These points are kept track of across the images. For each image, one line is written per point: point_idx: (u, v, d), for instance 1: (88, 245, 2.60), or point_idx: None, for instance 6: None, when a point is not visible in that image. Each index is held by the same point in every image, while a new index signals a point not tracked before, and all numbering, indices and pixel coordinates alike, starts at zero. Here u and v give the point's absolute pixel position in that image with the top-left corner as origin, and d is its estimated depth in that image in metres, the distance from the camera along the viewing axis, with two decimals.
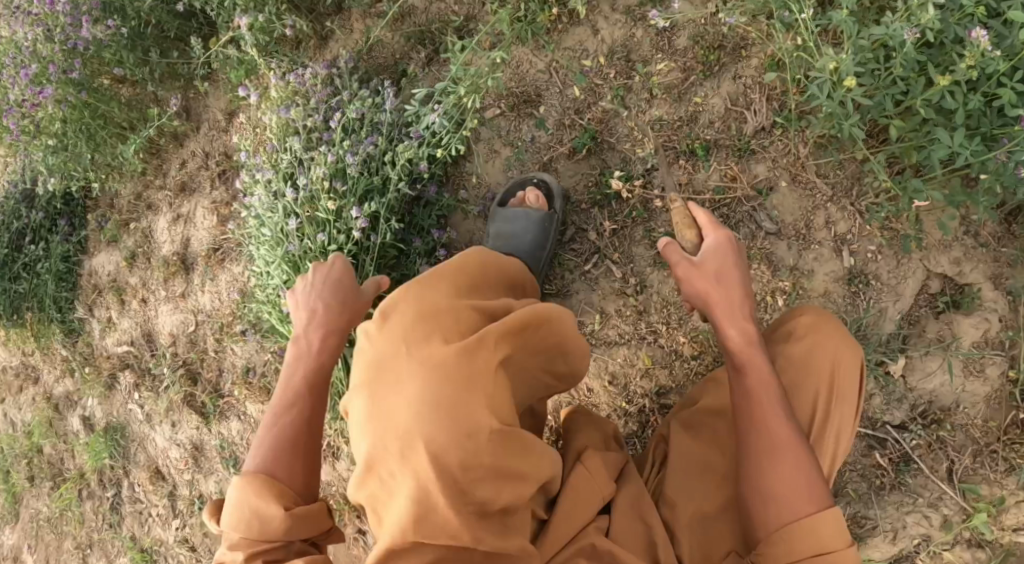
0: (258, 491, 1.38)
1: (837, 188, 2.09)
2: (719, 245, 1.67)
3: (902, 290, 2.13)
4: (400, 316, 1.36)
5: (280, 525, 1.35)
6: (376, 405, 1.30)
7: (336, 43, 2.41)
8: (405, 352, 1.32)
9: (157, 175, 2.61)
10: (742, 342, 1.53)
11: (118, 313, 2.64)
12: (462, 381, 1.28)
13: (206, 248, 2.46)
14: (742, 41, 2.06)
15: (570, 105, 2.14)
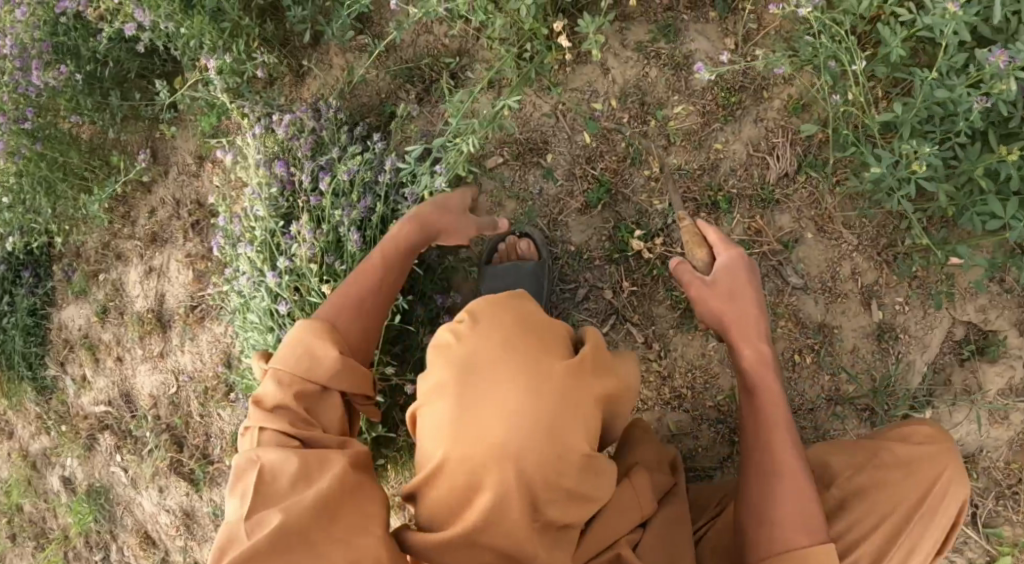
0: (321, 330, 1.38)
1: (863, 238, 1.96)
2: (731, 262, 1.70)
3: (928, 341, 2.01)
4: (494, 322, 1.34)
5: (331, 367, 1.34)
6: (461, 409, 1.26)
7: (314, 80, 2.20)
8: (499, 360, 1.30)
9: (124, 223, 2.41)
10: (757, 362, 1.58)
11: (92, 371, 2.46)
12: (568, 396, 1.28)
13: (183, 305, 2.27)
14: (762, 81, 1.90)
15: (580, 152, 1.96)
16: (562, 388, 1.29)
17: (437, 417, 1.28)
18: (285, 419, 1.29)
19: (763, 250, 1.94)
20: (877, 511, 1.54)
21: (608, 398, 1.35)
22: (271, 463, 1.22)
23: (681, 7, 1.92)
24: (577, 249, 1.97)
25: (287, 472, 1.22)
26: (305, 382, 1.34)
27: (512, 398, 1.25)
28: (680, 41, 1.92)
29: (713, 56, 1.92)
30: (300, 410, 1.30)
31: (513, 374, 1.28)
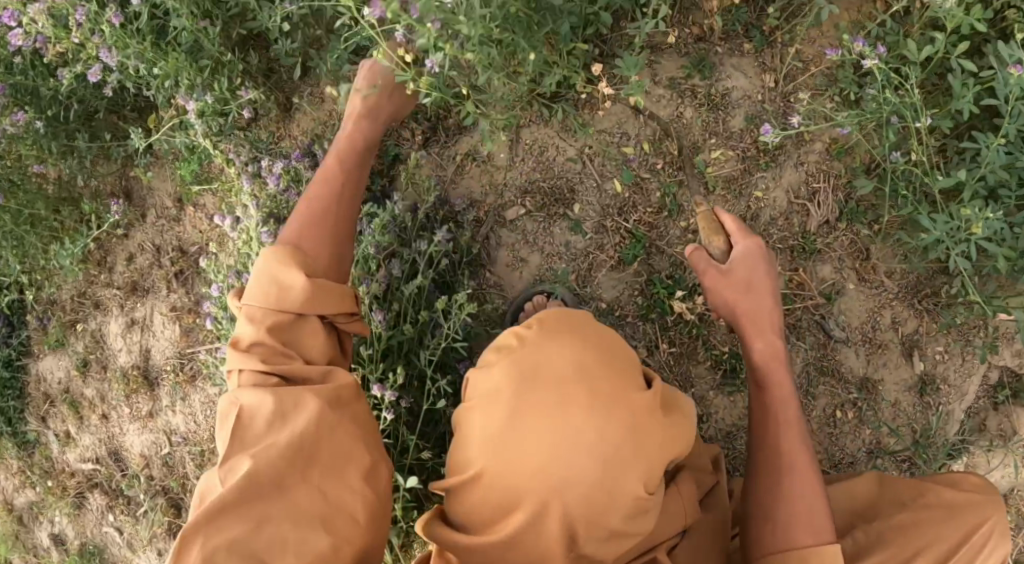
0: (284, 254, 1.32)
1: (904, 287, 1.83)
2: (749, 252, 1.57)
3: (966, 389, 1.89)
4: (558, 339, 1.24)
5: (301, 291, 1.28)
6: (517, 417, 1.17)
7: (303, 115, 2.00)
8: (567, 377, 1.20)
9: (101, 269, 2.22)
10: (769, 358, 1.51)
11: (76, 428, 2.30)
12: (632, 427, 1.17)
13: (171, 363, 2.10)
14: (802, 120, 1.75)
15: (610, 202, 1.77)
16: (632, 422, 1.18)
17: (488, 425, 1.19)
18: (259, 356, 1.26)
19: (806, 305, 1.81)
20: (910, 548, 1.44)
21: (679, 446, 1.23)
22: (248, 406, 1.21)
23: (713, 39, 1.74)
24: (608, 307, 1.78)
25: (264, 416, 1.20)
26: (278, 313, 1.29)
27: (578, 419, 1.15)
28: (715, 77, 1.74)
29: (751, 94, 1.75)
30: (276, 345, 1.27)
31: (581, 393, 1.18)
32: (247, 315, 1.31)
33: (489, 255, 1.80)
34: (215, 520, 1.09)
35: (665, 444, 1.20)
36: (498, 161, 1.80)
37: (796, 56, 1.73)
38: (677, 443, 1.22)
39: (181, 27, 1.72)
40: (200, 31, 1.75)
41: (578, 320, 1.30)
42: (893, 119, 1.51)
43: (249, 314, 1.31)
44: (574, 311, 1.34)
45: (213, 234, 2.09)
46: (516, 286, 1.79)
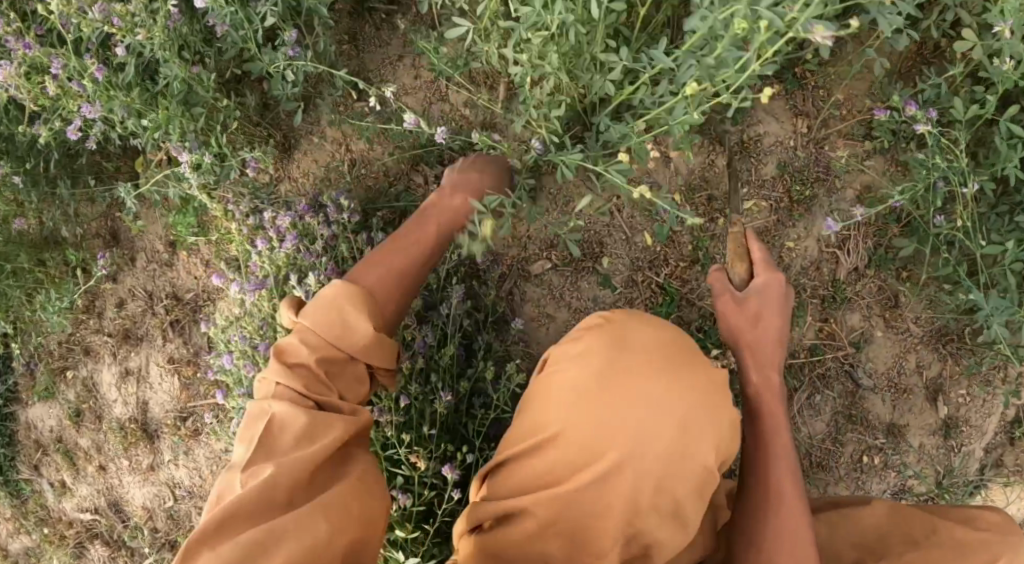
0: (357, 291, 1.22)
1: (930, 332, 1.78)
2: (768, 285, 1.47)
3: (986, 429, 1.85)
4: (638, 327, 1.28)
5: (365, 338, 1.18)
6: (600, 374, 1.20)
7: (303, 155, 1.90)
8: (649, 346, 1.25)
9: (90, 315, 2.10)
10: (763, 389, 1.43)
11: (71, 478, 2.20)
12: (712, 405, 1.21)
13: (172, 416, 2.01)
14: (834, 166, 1.69)
15: (640, 255, 1.69)
16: (708, 392, 1.22)
17: (568, 379, 1.22)
18: (303, 378, 1.14)
19: (836, 357, 1.77)
20: None
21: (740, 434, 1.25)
22: (279, 417, 1.08)
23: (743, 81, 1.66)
24: None
25: (294, 427, 1.08)
26: (331, 348, 1.18)
27: (662, 380, 1.19)
28: (746, 123, 1.67)
29: (784, 139, 1.68)
30: (321, 371, 1.15)
31: (662, 361, 1.22)
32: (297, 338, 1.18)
33: (513, 311, 1.71)
34: (220, 526, 0.96)
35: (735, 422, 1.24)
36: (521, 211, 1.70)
37: (830, 99, 1.66)
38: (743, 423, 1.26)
39: (172, 76, 1.58)
40: (193, 79, 1.61)
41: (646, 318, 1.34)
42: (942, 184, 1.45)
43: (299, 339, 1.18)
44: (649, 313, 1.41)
45: (210, 281, 1.98)
46: (540, 343, 1.71)
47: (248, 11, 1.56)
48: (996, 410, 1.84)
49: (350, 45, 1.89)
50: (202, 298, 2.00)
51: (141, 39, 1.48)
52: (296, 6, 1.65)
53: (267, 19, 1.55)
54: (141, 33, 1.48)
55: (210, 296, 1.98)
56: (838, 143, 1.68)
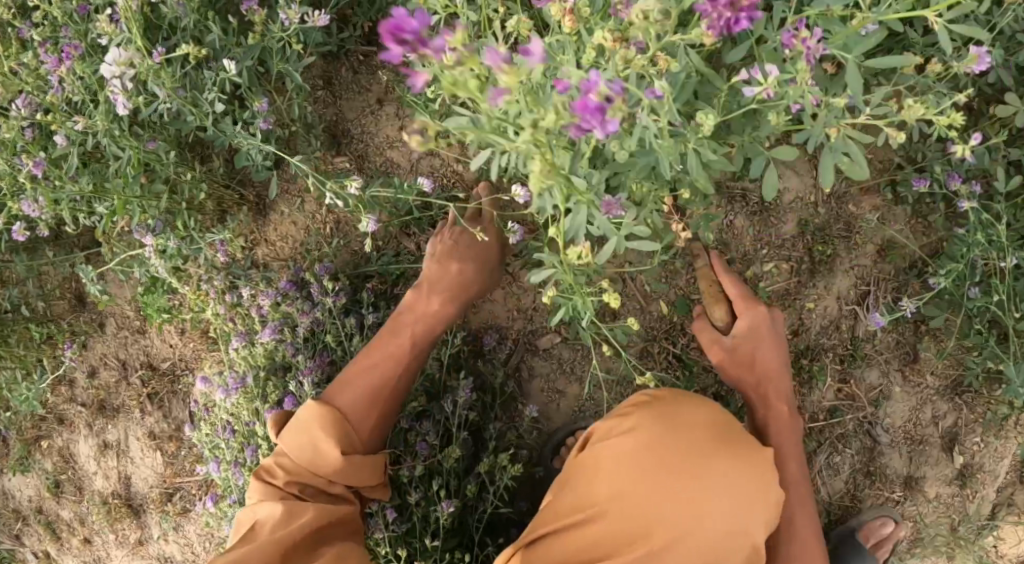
0: (327, 417, 1.22)
1: (946, 383, 1.68)
2: (755, 324, 1.38)
3: (1000, 473, 1.71)
4: (687, 403, 1.21)
5: (333, 464, 1.18)
6: (651, 450, 1.13)
7: (281, 214, 1.73)
8: (702, 421, 1.18)
9: (59, 385, 1.93)
10: (779, 419, 1.39)
11: (55, 550, 2.05)
12: (764, 480, 1.15)
13: (157, 492, 1.91)
14: (857, 223, 1.61)
15: (656, 324, 1.61)
16: (762, 471, 1.15)
17: (616, 457, 1.14)
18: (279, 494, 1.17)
19: (857, 417, 1.70)
20: None
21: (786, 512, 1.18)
22: (260, 520, 1.13)
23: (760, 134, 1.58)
24: None
25: (269, 521, 1.12)
26: (308, 472, 1.20)
27: (719, 461, 1.12)
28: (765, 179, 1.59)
29: (804, 195, 1.61)
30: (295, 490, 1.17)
31: (717, 439, 1.15)
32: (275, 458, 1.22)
33: (522, 387, 1.62)
34: None
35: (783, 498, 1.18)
36: (526, 283, 1.60)
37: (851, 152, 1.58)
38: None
39: (125, 158, 1.38)
40: (150, 158, 1.42)
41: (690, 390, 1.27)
42: (979, 259, 1.42)
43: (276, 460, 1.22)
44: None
45: (187, 351, 1.84)
46: (552, 418, 1.63)
47: (195, 94, 1.36)
48: (1010, 454, 1.70)
49: (325, 91, 1.71)
50: (180, 367, 1.86)
51: (81, 127, 1.28)
52: (264, 69, 1.47)
53: (215, 103, 1.35)
54: (80, 121, 1.28)
55: (189, 366, 1.85)
56: (860, 199, 1.60)
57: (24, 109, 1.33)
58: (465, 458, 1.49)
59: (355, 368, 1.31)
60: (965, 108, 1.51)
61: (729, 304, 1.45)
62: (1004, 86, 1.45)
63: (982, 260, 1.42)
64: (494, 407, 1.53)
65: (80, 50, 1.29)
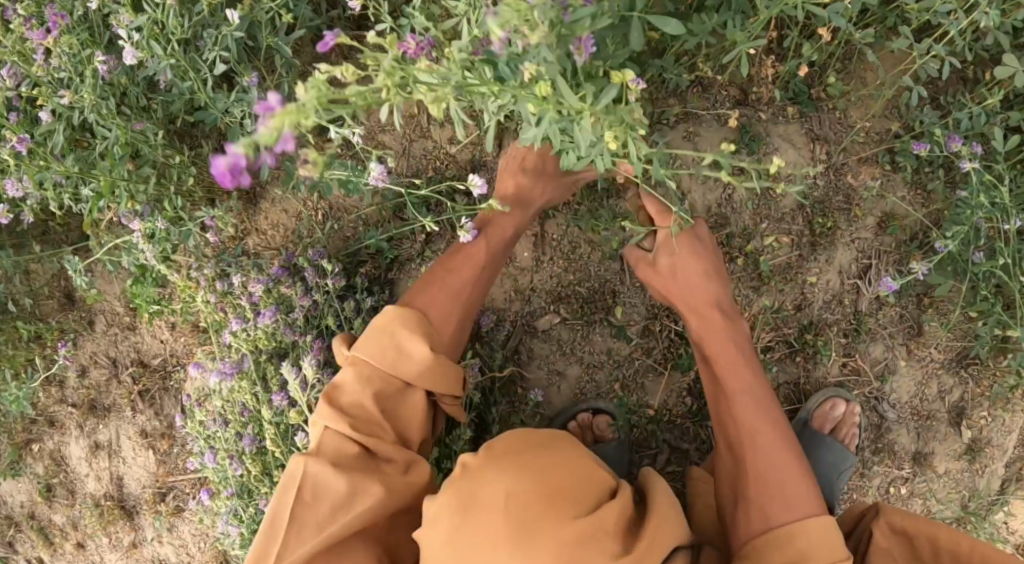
0: (411, 316, 1.25)
1: (952, 356, 1.65)
2: (669, 238, 1.35)
3: (1008, 446, 1.69)
4: (490, 479, 1.07)
5: (422, 362, 1.21)
6: (449, 549, 1.04)
7: (272, 202, 1.70)
8: (501, 502, 1.04)
9: (49, 385, 1.88)
10: (711, 334, 1.35)
11: (48, 557, 1.99)
12: (578, 562, 1.00)
13: (151, 492, 1.87)
14: (856, 194, 1.59)
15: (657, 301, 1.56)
16: (565, 558, 1.00)
17: (432, 558, 1.06)
18: (356, 417, 1.18)
19: (862, 393, 1.66)
20: None
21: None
22: (315, 484, 1.11)
23: (756, 105, 1.57)
24: (656, 414, 1.59)
25: (329, 496, 1.11)
26: (388, 377, 1.21)
27: (509, 559, 1.00)
28: (762, 151, 1.58)
29: (802, 167, 1.59)
30: (373, 410, 1.18)
31: (511, 529, 1.01)
32: (350, 363, 1.23)
33: (521, 370, 1.59)
34: None
35: (633, 559, 1.04)
36: (521, 263, 1.57)
37: (848, 124, 1.57)
38: (648, 552, 1.06)
39: (112, 138, 1.38)
40: (137, 138, 1.41)
41: (513, 451, 1.11)
42: (982, 222, 1.41)
43: (352, 364, 1.23)
44: (534, 432, 1.17)
45: (179, 345, 1.81)
46: (553, 402, 1.59)
47: (194, 57, 1.36)
48: (1018, 427, 1.68)
49: (315, 77, 1.68)
50: (171, 363, 1.83)
51: (67, 103, 1.28)
52: (253, 45, 1.45)
53: (215, 63, 1.35)
54: (66, 95, 1.28)
55: (181, 361, 1.81)
56: (859, 170, 1.59)
57: (8, 78, 1.31)
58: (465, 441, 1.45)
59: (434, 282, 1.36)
60: (960, 76, 1.51)
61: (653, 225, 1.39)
62: (1000, 50, 1.44)
63: (988, 223, 1.41)
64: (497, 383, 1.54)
65: (67, 20, 1.29)
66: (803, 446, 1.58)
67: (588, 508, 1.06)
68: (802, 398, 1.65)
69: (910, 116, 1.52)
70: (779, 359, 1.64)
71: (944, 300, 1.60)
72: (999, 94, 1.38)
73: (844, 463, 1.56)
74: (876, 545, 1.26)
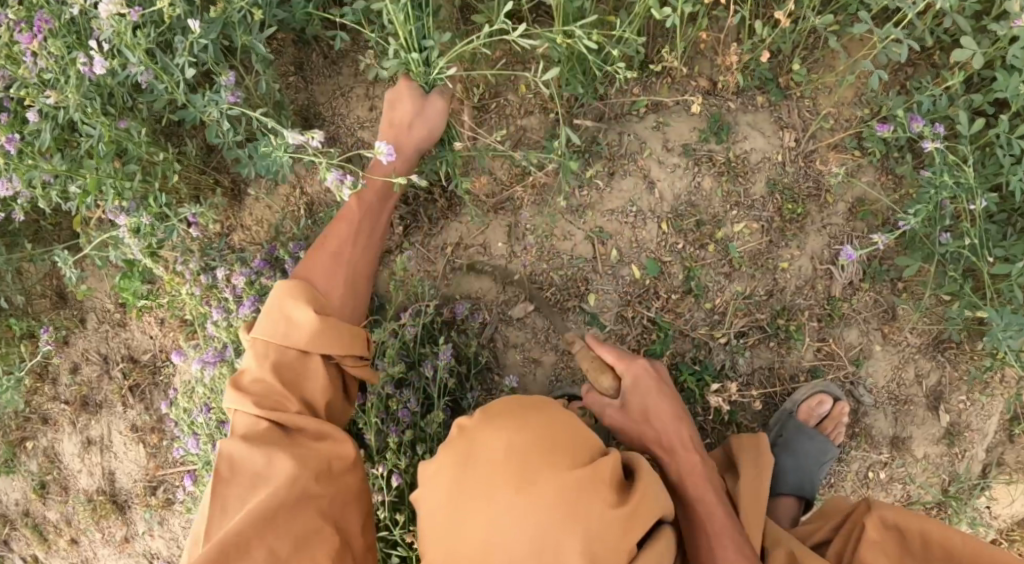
0: (295, 283, 1.24)
1: (927, 339, 1.66)
2: (638, 379, 1.37)
3: (988, 431, 1.69)
4: (489, 435, 1.09)
5: (307, 326, 1.19)
6: (447, 506, 1.05)
7: (256, 198, 1.75)
8: (500, 453, 1.06)
9: (43, 382, 1.93)
10: (686, 472, 1.29)
11: (43, 554, 2.01)
12: (573, 504, 1.02)
13: (141, 486, 1.90)
14: (826, 180, 1.62)
15: (627, 290, 1.61)
16: (563, 499, 1.02)
17: (430, 520, 1.07)
18: (258, 394, 1.16)
19: (837, 377, 1.67)
20: None
21: (639, 520, 1.05)
22: (235, 458, 1.12)
23: (724, 95, 1.61)
24: None
25: (247, 469, 1.11)
26: (283, 349, 1.20)
27: (504, 501, 1.02)
28: (731, 140, 1.62)
29: (771, 155, 1.62)
30: (273, 383, 1.17)
31: (511, 475, 1.04)
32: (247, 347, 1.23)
33: (499, 357, 1.62)
34: None
35: (632, 506, 1.05)
36: (498, 252, 1.62)
37: (816, 111, 1.61)
38: (643, 503, 1.06)
39: (98, 136, 1.40)
40: (122, 136, 1.43)
41: (508, 410, 1.14)
42: (948, 202, 1.43)
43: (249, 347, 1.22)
44: (529, 398, 1.19)
45: (167, 341, 1.85)
46: (530, 388, 1.62)
47: (165, 62, 1.38)
48: (998, 411, 1.68)
49: (296, 76, 1.73)
50: (160, 359, 1.87)
51: (53, 101, 1.30)
52: (230, 44, 1.49)
53: (186, 68, 1.36)
54: (51, 94, 1.30)
55: (169, 356, 1.86)
56: (828, 156, 1.62)
57: None
58: (442, 424, 1.49)
59: (321, 248, 1.33)
60: (926, 59, 1.55)
61: (614, 371, 1.42)
62: (961, 34, 1.47)
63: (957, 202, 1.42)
64: (476, 370, 1.58)
65: (52, 25, 1.30)
66: (789, 437, 1.60)
67: (585, 453, 1.09)
68: (777, 383, 1.67)
69: (876, 100, 1.56)
70: (753, 345, 1.65)
71: (917, 283, 1.61)
72: (960, 77, 1.40)
73: (826, 454, 1.60)
74: (869, 539, 1.24)
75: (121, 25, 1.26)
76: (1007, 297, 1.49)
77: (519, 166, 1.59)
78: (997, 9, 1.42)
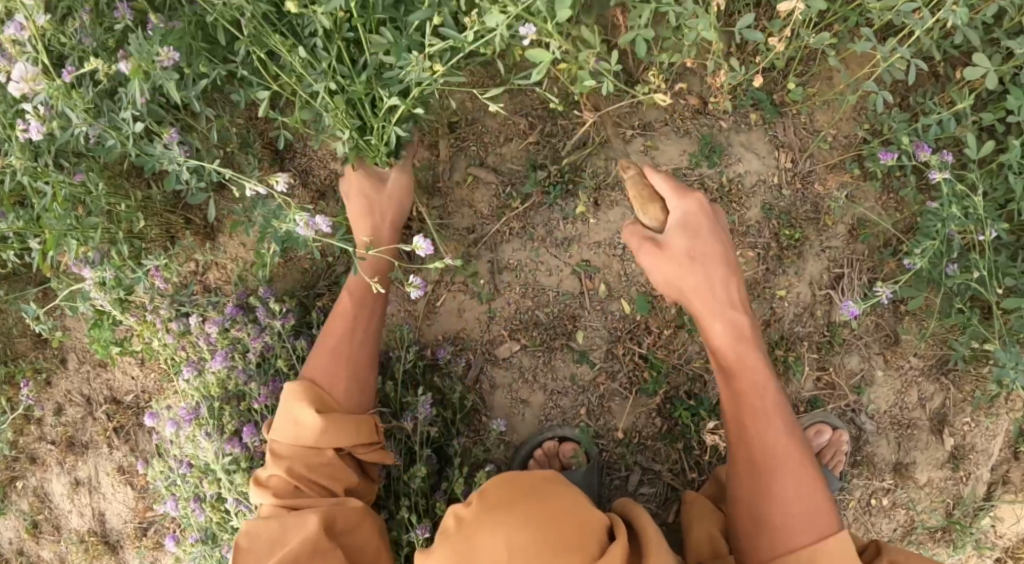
0: (299, 387, 1.26)
1: (930, 362, 1.58)
2: (688, 215, 1.27)
3: (993, 451, 1.62)
4: (490, 535, 0.99)
5: (315, 429, 1.22)
6: None
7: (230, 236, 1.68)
8: (502, 556, 0.97)
9: (28, 424, 1.88)
10: (732, 338, 1.25)
11: None
12: None
13: (132, 526, 1.88)
14: (825, 203, 1.54)
15: (619, 325, 1.54)
16: None
17: None
18: (275, 487, 1.21)
19: (838, 406, 1.60)
20: None
21: None
22: (254, 526, 1.17)
23: (715, 114, 1.52)
24: (625, 436, 1.56)
25: (266, 536, 1.15)
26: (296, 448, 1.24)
27: None
28: (724, 162, 1.53)
29: (767, 177, 1.54)
30: (287, 479, 1.21)
31: None
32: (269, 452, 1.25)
33: (485, 399, 1.57)
34: None
35: None
36: (480, 289, 1.56)
37: (813, 128, 1.53)
38: None
39: (48, 194, 1.33)
40: (77, 191, 1.36)
41: (505, 500, 1.04)
42: (951, 229, 1.34)
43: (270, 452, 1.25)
44: (526, 477, 1.09)
45: (150, 381, 1.82)
46: (518, 428, 1.57)
47: (111, 116, 1.30)
48: (1003, 431, 1.61)
49: (266, 106, 1.63)
50: (144, 400, 1.84)
51: None
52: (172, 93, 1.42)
53: (133, 122, 1.29)
54: None
55: (152, 397, 1.83)
56: (826, 178, 1.53)
57: None
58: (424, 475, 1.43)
59: (322, 344, 1.34)
60: (930, 73, 1.47)
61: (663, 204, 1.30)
62: (969, 47, 1.38)
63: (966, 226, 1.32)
64: (461, 414, 1.53)
65: None
66: None
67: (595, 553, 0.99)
68: None
69: (876, 119, 1.47)
70: None
71: (922, 307, 1.54)
72: (969, 97, 1.31)
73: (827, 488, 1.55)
74: None
75: (55, 90, 1.19)
76: (1014, 326, 1.41)
77: (500, 200, 1.54)
78: (1010, 22, 1.32)
